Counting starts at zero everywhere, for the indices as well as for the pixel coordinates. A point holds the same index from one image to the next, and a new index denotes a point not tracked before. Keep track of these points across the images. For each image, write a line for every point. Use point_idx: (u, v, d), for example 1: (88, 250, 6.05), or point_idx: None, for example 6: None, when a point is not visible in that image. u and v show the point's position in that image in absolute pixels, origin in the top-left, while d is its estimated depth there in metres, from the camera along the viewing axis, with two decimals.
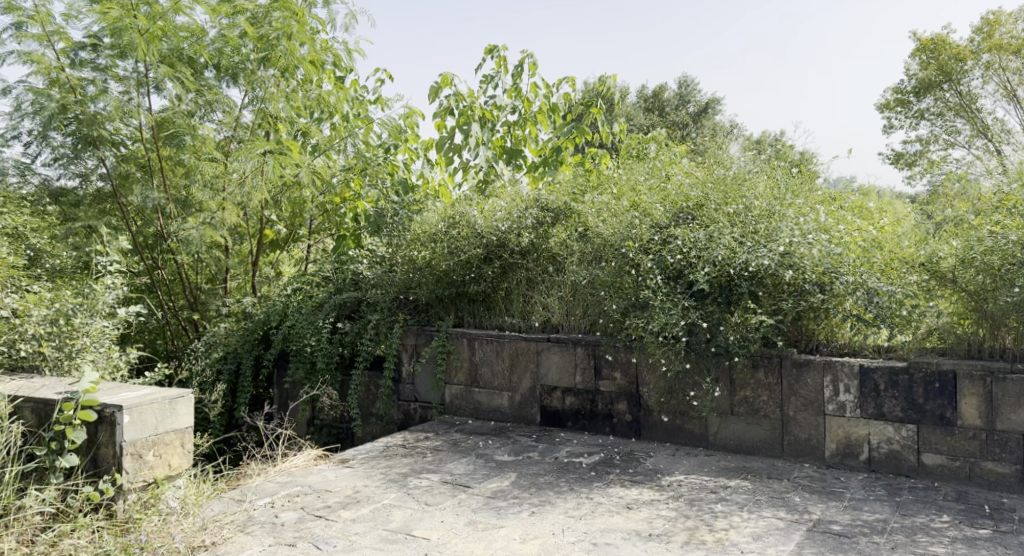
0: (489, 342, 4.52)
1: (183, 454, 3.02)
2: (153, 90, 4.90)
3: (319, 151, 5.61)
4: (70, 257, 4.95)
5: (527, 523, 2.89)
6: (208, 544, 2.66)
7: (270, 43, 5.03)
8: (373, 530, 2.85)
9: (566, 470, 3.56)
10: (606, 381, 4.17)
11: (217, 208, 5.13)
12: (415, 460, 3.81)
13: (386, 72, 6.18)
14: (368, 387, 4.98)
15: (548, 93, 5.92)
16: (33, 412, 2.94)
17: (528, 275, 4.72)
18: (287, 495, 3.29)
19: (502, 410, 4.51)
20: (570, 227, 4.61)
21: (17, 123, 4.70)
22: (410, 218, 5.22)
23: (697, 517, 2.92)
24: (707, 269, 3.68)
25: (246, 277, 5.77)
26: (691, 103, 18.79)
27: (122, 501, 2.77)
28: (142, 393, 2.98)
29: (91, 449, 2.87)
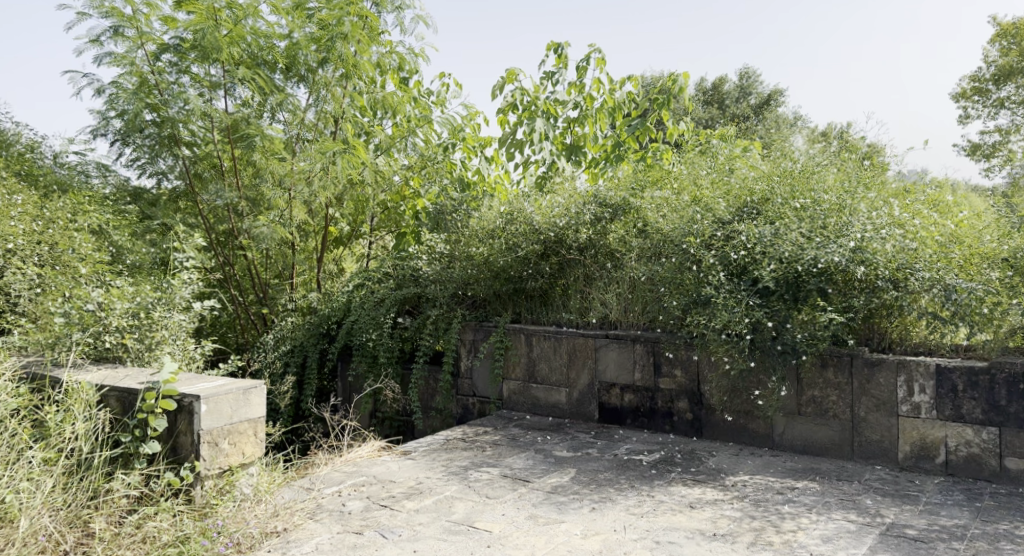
0: (547, 338, 4.53)
1: (256, 443, 3.13)
2: (227, 91, 5.09)
3: (381, 151, 5.71)
4: (149, 253, 5.17)
5: (589, 519, 2.89)
6: (280, 530, 2.77)
7: (329, 44, 5.12)
8: (436, 521, 2.91)
9: (626, 467, 3.55)
10: (666, 379, 4.13)
11: (286, 206, 5.30)
12: (475, 453, 3.85)
13: (451, 76, 6.22)
14: (427, 381, 5.06)
15: (611, 89, 5.86)
16: (118, 400, 3.09)
17: (586, 272, 4.71)
18: (353, 484, 3.38)
19: (560, 407, 4.51)
20: (629, 224, 4.54)
21: (107, 123, 5.07)
22: (469, 215, 5.24)
23: (763, 518, 2.87)
24: (773, 265, 3.61)
25: (311, 272, 5.91)
26: (752, 95, 18.43)
27: (200, 487, 2.88)
28: (218, 384, 3.10)
29: (171, 437, 2.99)
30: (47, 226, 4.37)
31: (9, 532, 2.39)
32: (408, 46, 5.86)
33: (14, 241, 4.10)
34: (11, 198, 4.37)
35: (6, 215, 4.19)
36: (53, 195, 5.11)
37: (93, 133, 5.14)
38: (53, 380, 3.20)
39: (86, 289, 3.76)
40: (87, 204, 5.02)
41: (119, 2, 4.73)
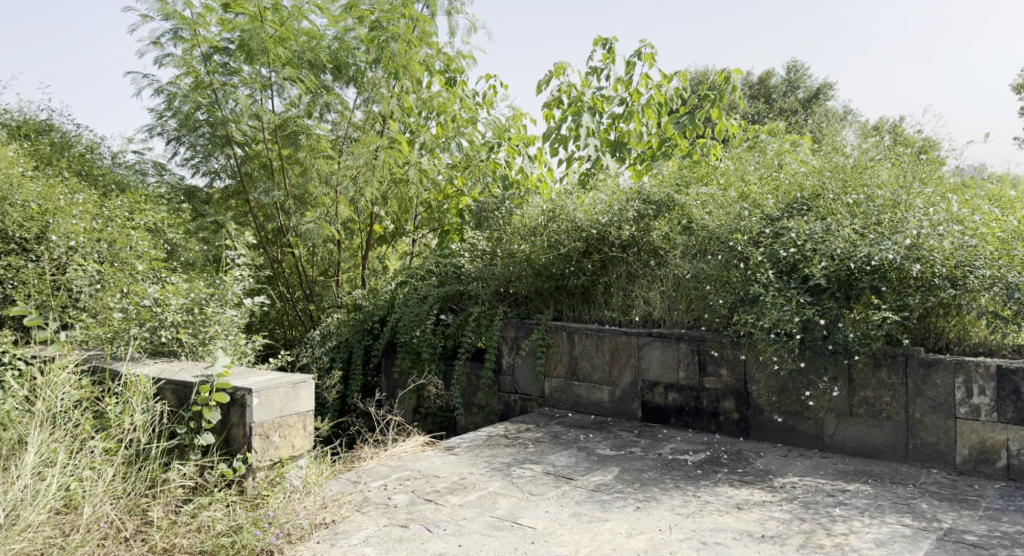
0: (589, 336, 4.51)
1: (305, 436, 3.19)
2: (276, 92, 5.20)
3: (426, 149, 5.74)
4: (201, 250, 5.31)
5: (634, 518, 2.88)
6: (328, 522, 2.83)
7: (381, 45, 5.20)
8: (480, 516, 2.92)
9: (671, 467, 3.52)
10: (711, 378, 4.07)
11: (332, 204, 5.39)
12: (518, 450, 3.86)
13: (497, 78, 6.25)
14: (469, 377, 5.09)
15: (658, 84, 5.80)
16: (173, 393, 3.18)
17: (629, 270, 4.68)
18: (398, 478, 3.42)
19: (603, 405, 4.49)
20: (673, 220, 4.52)
21: (163, 123, 5.31)
22: (512, 212, 5.24)
23: (813, 520, 2.81)
24: (824, 262, 3.53)
25: (356, 270, 6.01)
26: (800, 89, 18.09)
27: (252, 479, 2.95)
28: (269, 378, 3.17)
29: (224, 429, 3.07)
30: (106, 224, 4.49)
31: (74, 518, 2.50)
32: (456, 48, 5.91)
33: (76, 238, 4.22)
34: (72, 197, 4.47)
35: (68, 213, 4.30)
36: (111, 194, 5.29)
37: (150, 132, 5.38)
38: (113, 373, 3.31)
39: (143, 286, 3.91)
40: (143, 202, 5.18)
41: (179, 6, 4.87)
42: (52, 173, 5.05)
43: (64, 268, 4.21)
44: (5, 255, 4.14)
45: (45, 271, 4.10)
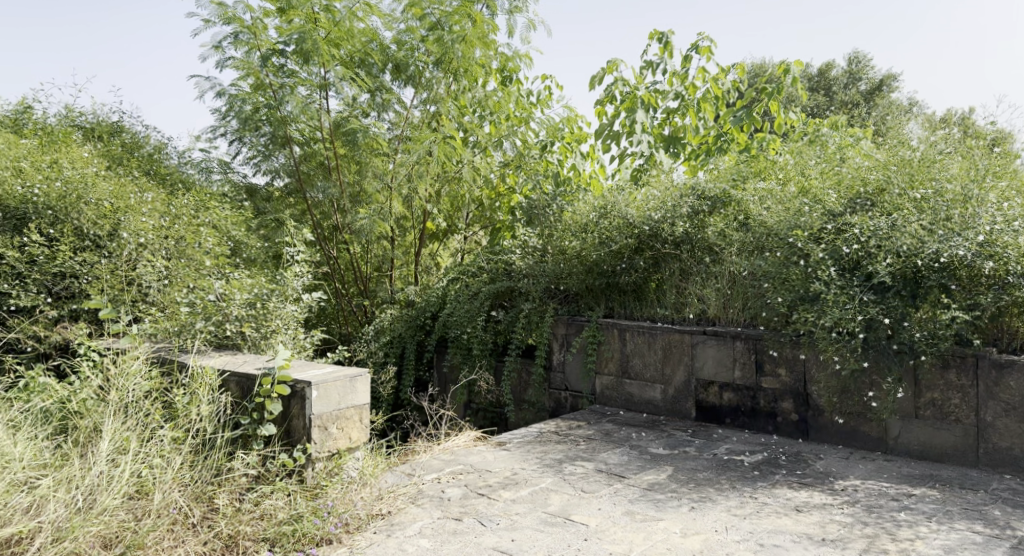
0: (641, 334, 4.46)
1: (361, 428, 3.26)
2: (332, 93, 5.32)
3: (479, 148, 5.78)
4: (262, 247, 5.46)
5: (689, 518, 2.85)
6: (384, 513, 2.89)
7: (447, 47, 5.29)
8: (533, 512, 2.94)
9: (727, 467, 3.46)
10: (769, 378, 3.99)
11: (387, 201, 5.47)
12: (569, 447, 3.86)
13: (553, 78, 6.24)
14: (520, 373, 5.10)
15: (715, 78, 5.70)
16: (237, 384, 3.28)
17: (682, 267, 4.61)
18: (451, 472, 3.46)
19: (655, 403, 4.44)
20: (729, 216, 4.48)
21: (226, 124, 5.50)
22: (563, 209, 5.22)
23: (877, 524, 2.73)
24: (890, 259, 3.43)
25: (409, 267, 6.09)
26: (862, 81, 17.57)
27: (311, 469, 3.02)
28: (327, 371, 3.25)
29: (285, 420, 3.15)
30: (173, 221, 4.67)
31: (146, 504, 2.58)
32: (514, 48, 5.93)
33: (145, 235, 4.39)
34: (142, 196, 4.64)
35: (138, 211, 4.47)
36: (178, 193, 5.48)
37: (214, 133, 5.58)
38: (181, 364, 3.44)
39: (209, 281, 4.08)
40: (208, 200, 5.35)
41: (240, 10, 5.01)
42: (123, 173, 5.25)
43: (135, 264, 4.38)
44: (81, 252, 4.33)
45: (118, 267, 4.28)
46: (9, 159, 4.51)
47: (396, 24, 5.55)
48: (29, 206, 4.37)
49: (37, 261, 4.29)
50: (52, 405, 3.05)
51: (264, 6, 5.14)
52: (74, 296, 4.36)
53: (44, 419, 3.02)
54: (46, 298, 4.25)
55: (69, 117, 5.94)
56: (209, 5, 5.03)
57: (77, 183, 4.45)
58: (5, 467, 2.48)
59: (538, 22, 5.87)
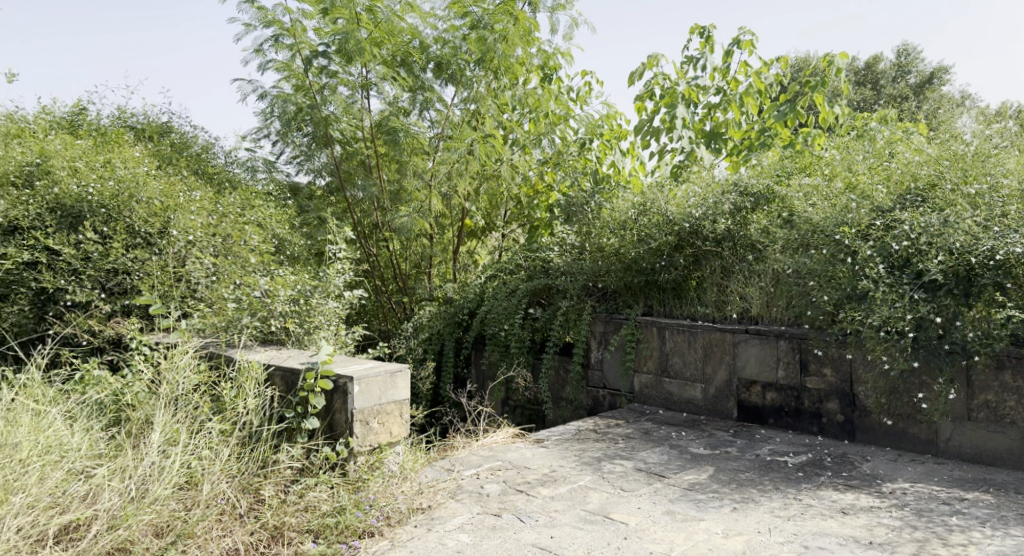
0: (681, 332, 4.42)
1: (402, 423, 3.29)
2: (374, 93, 5.42)
3: (518, 145, 5.85)
4: (305, 245, 5.56)
5: (731, 519, 2.81)
6: (425, 508, 2.92)
7: (487, 45, 5.29)
8: (572, 509, 2.93)
9: (770, 468, 3.41)
10: (814, 378, 3.92)
11: (426, 199, 5.52)
12: (608, 445, 3.84)
13: (594, 74, 6.21)
14: (558, 371, 5.09)
15: (758, 72, 5.61)
16: (282, 379, 3.34)
17: (723, 264, 4.54)
18: (490, 468, 3.48)
19: (695, 402, 4.39)
20: (773, 213, 4.41)
21: (268, 125, 5.65)
22: (601, 206, 5.21)
23: (927, 529, 2.66)
24: (942, 256, 3.34)
25: (447, 264, 6.13)
26: (911, 74, 17.13)
27: (354, 463, 3.07)
28: (368, 367, 3.29)
29: (328, 414, 3.20)
30: (220, 220, 4.75)
31: (195, 494, 2.65)
32: (555, 45, 5.92)
33: (194, 233, 4.49)
34: (190, 195, 4.75)
35: (187, 210, 4.58)
36: (225, 191, 5.61)
37: (258, 134, 5.70)
38: (228, 359, 3.52)
39: (255, 278, 4.17)
40: (254, 199, 5.43)
41: (279, 13, 5.10)
42: (173, 172, 5.37)
43: (184, 261, 4.49)
44: (133, 248, 4.46)
45: (168, 264, 4.40)
46: (65, 159, 4.64)
47: (437, 23, 5.59)
48: (85, 205, 4.50)
49: (92, 258, 4.42)
50: (106, 397, 3.15)
51: (304, 8, 5.22)
52: (126, 292, 4.47)
53: (99, 411, 3.12)
54: (99, 294, 4.37)
55: (121, 118, 6.10)
56: (250, 9, 5.13)
57: (129, 182, 4.58)
58: (63, 456, 2.57)
59: (580, 18, 5.85)
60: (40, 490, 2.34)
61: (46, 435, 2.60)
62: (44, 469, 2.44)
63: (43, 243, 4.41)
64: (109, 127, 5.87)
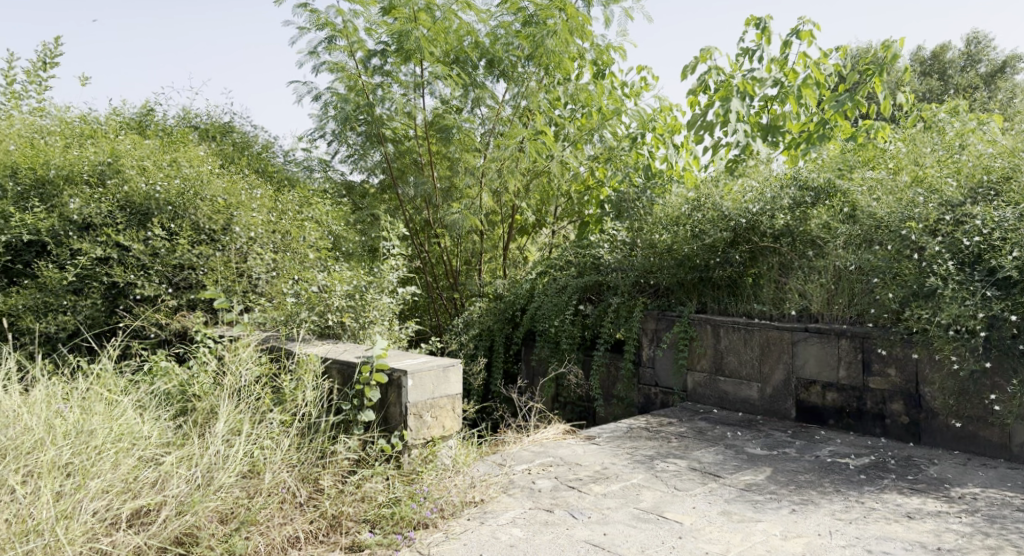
0: (736, 330, 4.33)
1: (454, 417, 3.33)
2: (427, 91, 5.46)
3: (568, 142, 5.80)
4: (359, 241, 5.66)
5: (790, 520, 2.75)
6: (477, 501, 2.95)
7: (537, 41, 5.29)
8: (625, 507, 2.92)
9: (831, 470, 3.32)
10: (877, 378, 3.80)
11: (478, 195, 5.56)
12: (660, 443, 3.80)
13: (648, 69, 6.16)
14: (609, 368, 5.05)
15: (818, 63, 5.46)
16: (339, 371, 3.41)
17: (782, 260, 4.47)
18: (541, 464, 3.48)
19: (752, 402, 4.31)
20: (834, 208, 4.32)
21: (323, 126, 5.76)
22: (653, 202, 5.19)
23: (999, 536, 2.56)
24: (1016, 252, 3.23)
25: (498, 260, 6.16)
26: (982, 63, 16.47)
27: (408, 455, 3.12)
28: (421, 361, 3.33)
29: (383, 408, 3.25)
30: (280, 217, 4.92)
31: (257, 483, 2.73)
32: (608, 39, 5.88)
33: (255, 230, 4.63)
34: (251, 193, 4.90)
35: (248, 207, 4.73)
36: (284, 188, 5.76)
37: (315, 134, 5.82)
38: (288, 352, 3.61)
39: (313, 273, 4.29)
40: (312, 197, 5.55)
41: (332, 15, 5.18)
42: (235, 171, 5.52)
43: (246, 257, 4.63)
44: (198, 245, 4.62)
45: (231, 260, 4.54)
46: (134, 158, 4.82)
47: (490, 20, 5.62)
48: (152, 202, 4.69)
49: (159, 254, 4.58)
50: (173, 387, 3.27)
51: (357, 8, 5.29)
52: (192, 287, 4.62)
53: (167, 400, 3.24)
54: (167, 289, 4.53)
55: (186, 118, 6.30)
56: (304, 12, 5.23)
57: (194, 180, 4.75)
58: (134, 443, 2.67)
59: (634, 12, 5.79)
60: (114, 476, 2.43)
61: (118, 424, 2.70)
62: (117, 455, 2.53)
63: (114, 239, 4.59)
64: (174, 128, 6.07)
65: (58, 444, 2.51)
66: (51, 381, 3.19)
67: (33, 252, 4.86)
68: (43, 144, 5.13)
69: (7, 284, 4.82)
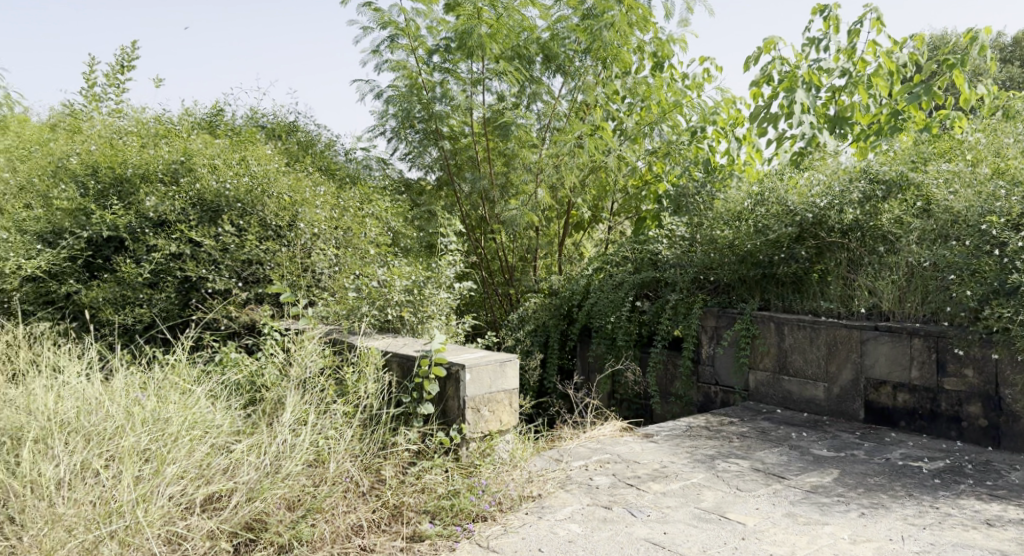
0: (801, 328, 4.22)
1: (511, 412, 3.35)
2: (485, 87, 5.50)
3: (627, 137, 5.79)
4: (418, 237, 5.73)
5: (859, 524, 2.67)
6: (535, 496, 2.96)
7: (594, 34, 5.31)
8: (685, 506, 2.88)
9: (903, 473, 3.20)
10: (952, 379, 3.65)
11: (535, 191, 5.58)
12: (721, 443, 3.73)
13: (710, 60, 6.04)
14: (666, 366, 4.98)
15: (889, 51, 5.26)
16: (398, 364, 3.46)
17: (850, 257, 4.31)
18: (599, 461, 3.47)
19: (817, 402, 4.19)
20: (907, 201, 4.19)
21: (384, 123, 5.86)
22: (713, 196, 5.11)
23: None
24: None
25: (554, 256, 6.16)
26: None
27: (466, 448, 3.15)
28: (479, 356, 3.35)
29: (442, 401, 3.29)
30: (342, 213, 5.02)
31: (323, 472, 2.79)
32: (670, 32, 5.80)
33: (319, 226, 4.75)
34: (315, 190, 5.03)
35: (312, 204, 4.85)
36: (346, 185, 5.87)
37: (375, 131, 5.92)
38: (350, 345, 3.69)
39: (374, 269, 4.39)
40: (372, 194, 5.64)
41: (395, 14, 5.27)
42: (299, 168, 5.65)
43: (310, 252, 4.75)
44: (266, 241, 4.77)
45: (296, 255, 4.66)
46: (205, 157, 5.00)
47: (550, 15, 5.63)
48: (222, 200, 4.85)
49: (229, 250, 4.73)
50: (243, 379, 3.38)
51: (419, 7, 5.36)
52: (259, 282, 4.77)
53: (237, 390, 3.36)
54: (236, 283, 4.68)
55: (254, 118, 6.48)
56: (369, 11, 5.33)
57: (262, 178, 4.89)
58: (207, 431, 2.76)
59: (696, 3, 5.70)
60: (188, 462, 2.53)
61: (193, 412, 2.81)
62: (191, 443, 2.63)
63: (188, 235, 4.77)
64: (242, 127, 6.25)
65: (137, 430, 2.62)
66: (130, 370, 3.34)
67: (111, 247, 5.06)
68: (121, 144, 5.35)
69: (87, 277, 5.05)
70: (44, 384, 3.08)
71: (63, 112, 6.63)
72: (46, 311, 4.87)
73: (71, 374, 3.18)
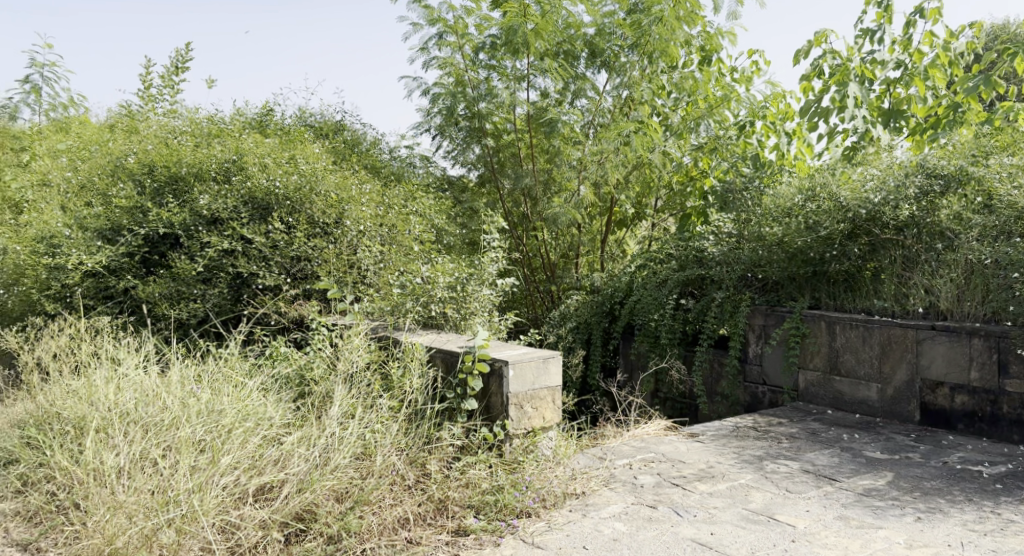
0: (854, 327, 4.10)
1: (554, 409, 3.33)
2: (529, 84, 5.50)
3: (672, 132, 5.68)
4: (461, 234, 5.77)
5: (915, 529, 2.59)
6: (579, 493, 2.95)
7: (642, 29, 5.31)
8: (733, 507, 2.83)
9: (962, 477, 3.10)
10: (1015, 381, 3.53)
11: (579, 188, 5.57)
12: (769, 444, 3.67)
13: (759, 53, 5.93)
14: (712, 364, 4.90)
15: (947, 42, 5.08)
16: (442, 360, 3.49)
17: (905, 254, 4.20)
18: (643, 459, 3.44)
19: (870, 403, 4.08)
20: (967, 197, 4.06)
21: (429, 120, 5.91)
22: (761, 193, 4.94)
23: None
24: None
25: (596, 254, 6.14)
26: None
27: (509, 444, 3.15)
28: (522, 352, 3.35)
29: (486, 397, 3.31)
30: (387, 210, 5.08)
31: (369, 465, 2.83)
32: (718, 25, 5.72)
33: (365, 223, 4.81)
34: (361, 188, 5.10)
35: (358, 202, 4.91)
36: (391, 183, 5.95)
37: (419, 129, 5.97)
38: (395, 340, 3.72)
39: (417, 266, 4.44)
40: (416, 191, 5.69)
41: (443, 11, 5.30)
42: (346, 167, 5.73)
43: (356, 249, 4.83)
44: (313, 238, 4.86)
45: (342, 251, 4.74)
46: (257, 155, 5.11)
47: (597, 10, 5.60)
48: (273, 197, 4.95)
49: (279, 246, 4.83)
50: (292, 372, 3.44)
51: (467, 4, 5.38)
52: (307, 278, 4.87)
53: (287, 384, 3.42)
54: (286, 279, 4.78)
55: (302, 118, 6.59)
56: (418, 8, 5.38)
57: (310, 176, 4.98)
58: (259, 424, 2.83)
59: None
60: (241, 453, 2.59)
61: (245, 405, 2.87)
62: (244, 435, 2.69)
63: (239, 232, 4.89)
64: (291, 127, 6.37)
65: (193, 422, 2.69)
66: (185, 363, 3.43)
67: (167, 244, 5.21)
68: (176, 144, 5.50)
69: (144, 273, 5.21)
70: (104, 376, 3.18)
71: (121, 113, 6.85)
72: (106, 306, 5.04)
73: (129, 366, 3.28)
